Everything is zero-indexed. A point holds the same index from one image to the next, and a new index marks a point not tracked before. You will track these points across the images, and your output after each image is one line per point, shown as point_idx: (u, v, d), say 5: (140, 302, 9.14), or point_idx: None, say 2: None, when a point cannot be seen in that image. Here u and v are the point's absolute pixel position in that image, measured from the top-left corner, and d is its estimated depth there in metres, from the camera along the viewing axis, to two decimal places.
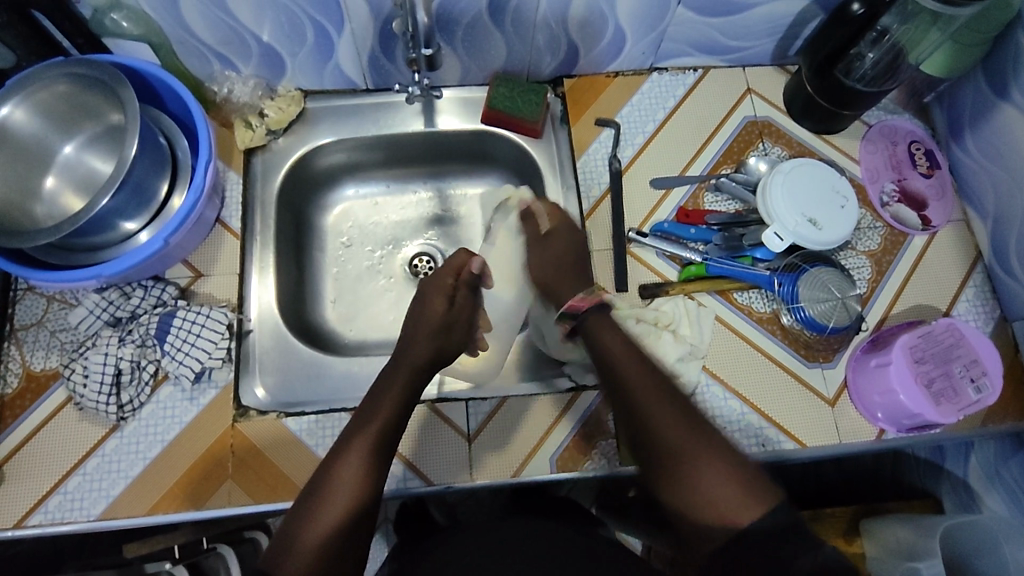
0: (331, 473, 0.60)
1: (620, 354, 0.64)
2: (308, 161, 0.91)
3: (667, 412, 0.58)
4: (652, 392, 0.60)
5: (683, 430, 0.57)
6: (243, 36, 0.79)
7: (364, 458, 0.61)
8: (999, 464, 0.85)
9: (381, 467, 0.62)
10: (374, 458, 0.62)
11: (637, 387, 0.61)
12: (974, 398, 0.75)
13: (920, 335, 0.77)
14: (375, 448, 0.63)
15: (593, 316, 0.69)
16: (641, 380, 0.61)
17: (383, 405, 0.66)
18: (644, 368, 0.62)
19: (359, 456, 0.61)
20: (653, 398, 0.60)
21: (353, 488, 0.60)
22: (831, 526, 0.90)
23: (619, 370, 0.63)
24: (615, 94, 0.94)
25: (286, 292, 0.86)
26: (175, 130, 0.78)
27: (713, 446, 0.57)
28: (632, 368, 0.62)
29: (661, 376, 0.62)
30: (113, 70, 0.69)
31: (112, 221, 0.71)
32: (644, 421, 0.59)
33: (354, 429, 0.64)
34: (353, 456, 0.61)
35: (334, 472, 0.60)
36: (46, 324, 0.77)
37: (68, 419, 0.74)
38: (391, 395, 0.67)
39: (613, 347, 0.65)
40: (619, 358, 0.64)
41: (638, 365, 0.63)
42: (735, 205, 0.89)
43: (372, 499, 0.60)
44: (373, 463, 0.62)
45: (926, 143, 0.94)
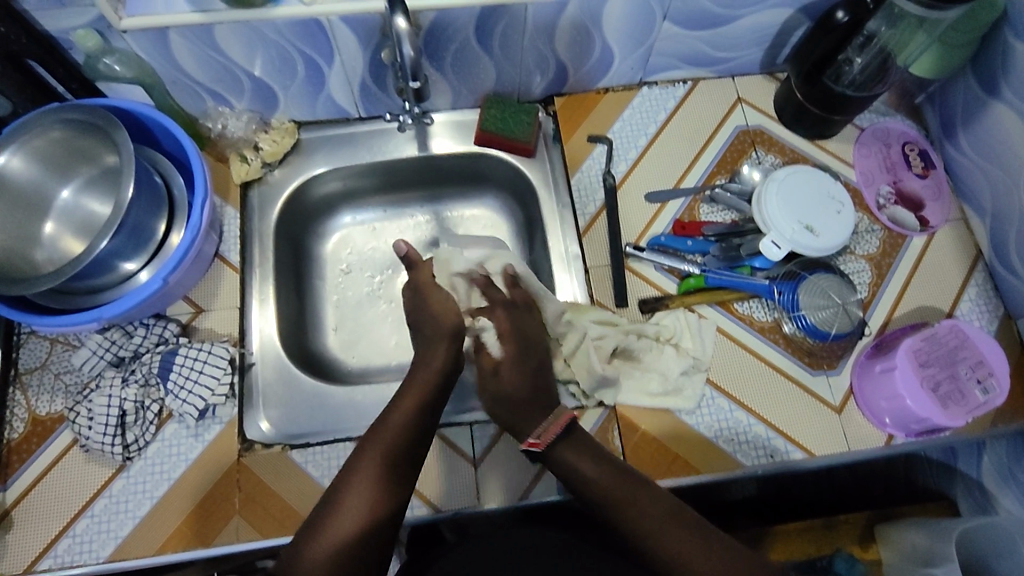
0: (339, 491, 0.63)
1: (594, 470, 0.67)
2: (304, 191, 0.91)
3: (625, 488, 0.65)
4: (637, 504, 0.64)
5: (671, 523, 0.62)
6: (235, 73, 0.80)
7: (370, 483, 0.63)
8: (1014, 466, 0.83)
9: (391, 478, 0.64)
10: (380, 483, 0.63)
11: (620, 501, 0.64)
12: (982, 399, 0.74)
13: (923, 338, 0.77)
14: (388, 455, 0.65)
15: (558, 447, 0.69)
16: (621, 496, 0.65)
17: (382, 433, 0.67)
18: (623, 479, 0.66)
19: (364, 483, 0.63)
20: (642, 500, 0.64)
21: (357, 514, 0.61)
22: (846, 534, 0.91)
23: (598, 488, 0.66)
24: (606, 110, 0.94)
25: (287, 323, 0.86)
26: (171, 169, 0.79)
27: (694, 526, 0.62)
28: (601, 473, 0.67)
29: (639, 481, 0.66)
30: (107, 114, 0.69)
31: (111, 262, 0.72)
32: (635, 524, 0.63)
33: (367, 437, 0.67)
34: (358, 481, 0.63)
35: (341, 491, 0.63)
36: (50, 367, 0.77)
37: (75, 461, 0.74)
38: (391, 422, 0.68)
39: (588, 472, 0.67)
40: (594, 477, 0.66)
41: (613, 473, 0.67)
42: (731, 215, 0.89)
43: (385, 509, 0.63)
44: (377, 488, 0.63)
45: (920, 144, 0.94)
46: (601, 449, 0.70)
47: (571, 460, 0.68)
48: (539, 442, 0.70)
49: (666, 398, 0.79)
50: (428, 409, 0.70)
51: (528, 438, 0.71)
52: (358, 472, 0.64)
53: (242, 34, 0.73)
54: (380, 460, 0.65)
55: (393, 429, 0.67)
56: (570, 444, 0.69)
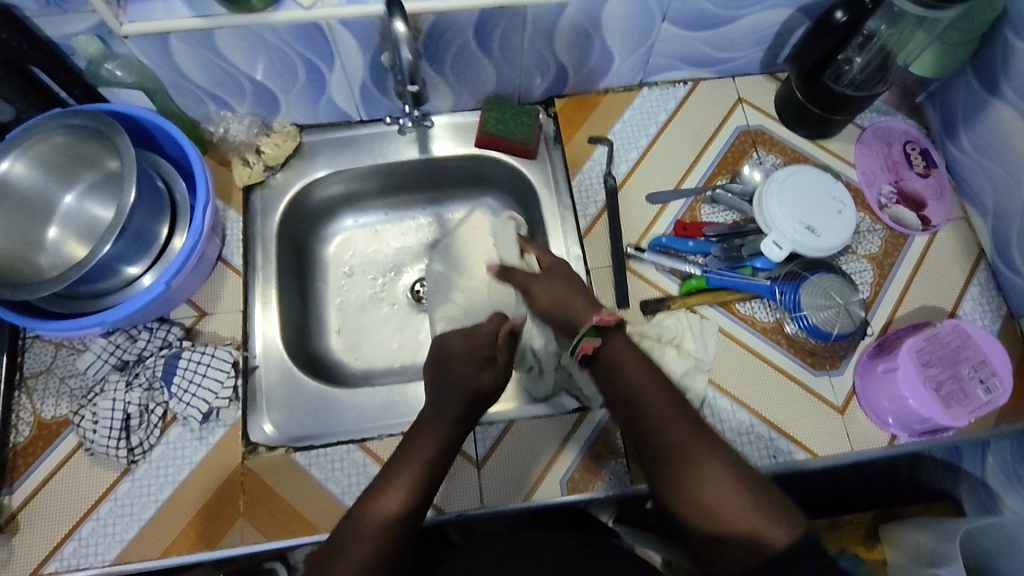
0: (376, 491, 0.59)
1: (646, 380, 0.63)
2: (306, 194, 0.92)
3: (679, 417, 0.60)
4: (679, 430, 0.59)
5: (708, 453, 0.57)
6: (235, 77, 0.80)
7: (411, 478, 0.60)
8: (1018, 465, 0.84)
9: (429, 486, 0.61)
10: (421, 479, 0.61)
11: (662, 415, 0.60)
12: (985, 399, 0.74)
13: (925, 338, 0.76)
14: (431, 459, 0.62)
15: (612, 341, 0.67)
16: (679, 427, 0.59)
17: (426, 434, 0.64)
18: (669, 397, 0.62)
19: (406, 479, 0.60)
20: (680, 426, 0.59)
21: (398, 508, 0.58)
22: (851, 535, 0.88)
23: (641, 402, 0.62)
24: (607, 111, 0.94)
25: (290, 325, 0.86)
26: (173, 174, 0.79)
27: (730, 459, 0.57)
28: (655, 395, 0.62)
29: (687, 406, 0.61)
30: (109, 119, 0.70)
31: (115, 267, 0.72)
32: (668, 441, 0.59)
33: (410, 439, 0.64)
34: (400, 474, 0.61)
35: (379, 490, 0.59)
36: (55, 371, 0.78)
37: (80, 465, 0.74)
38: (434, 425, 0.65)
39: (638, 385, 0.63)
40: (644, 391, 0.62)
41: (663, 392, 0.62)
42: (733, 215, 0.89)
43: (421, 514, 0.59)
44: (420, 482, 0.60)
45: (922, 143, 0.94)
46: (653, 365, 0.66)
47: (622, 364, 0.65)
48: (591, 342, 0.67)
49: None
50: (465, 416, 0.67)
51: (580, 342, 0.68)
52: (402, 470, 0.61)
53: (242, 39, 0.74)
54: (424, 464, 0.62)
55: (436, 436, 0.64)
56: (625, 343, 0.67)
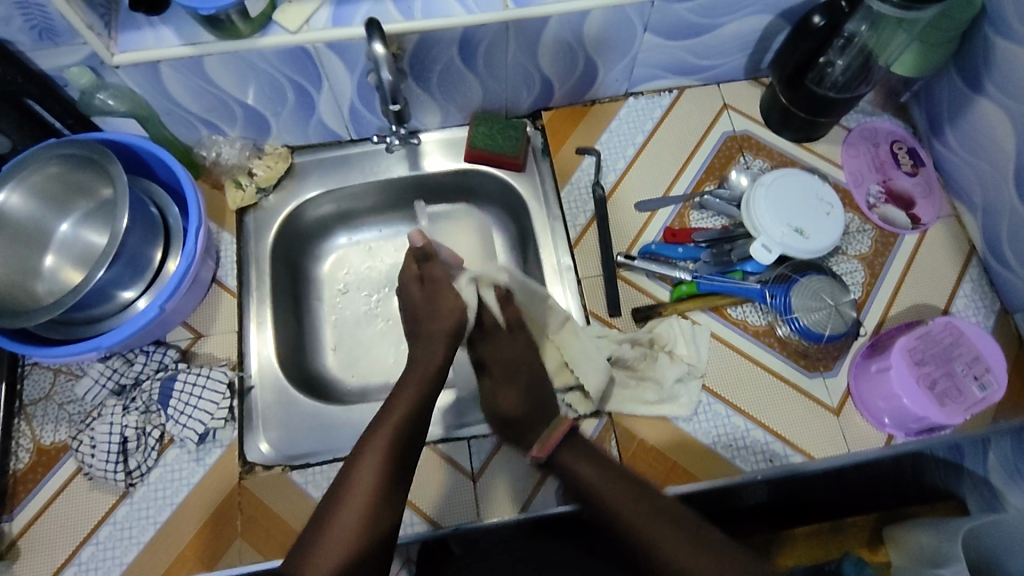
0: (339, 494, 0.63)
1: (599, 481, 0.66)
2: (298, 214, 0.93)
3: (640, 504, 0.64)
4: (648, 525, 0.62)
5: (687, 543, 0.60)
6: (226, 103, 0.82)
7: (370, 489, 0.63)
8: (1019, 459, 0.81)
9: (391, 477, 0.64)
10: (385, 476, 0.64)
11: (620, 506, 0.64)
12: (979, 395, 0.74)
13: (918, 336, 0.76)
14: (391, 449, 0.65)
15: (562, 454, 0.70)
16: (640, 515, 0.63)
17: (369, 450, 0.65)
18: (629, 493, 0.65)
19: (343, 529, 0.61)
20: (640, 514, 0.63)
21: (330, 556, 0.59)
22: (853, 537, 0.89)
23: (601, 497, 0.65)
24: (594, 122, 0.95)
25: (285, 343, 0.87)
26: (166, 199, 0.80)
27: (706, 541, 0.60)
28: (604, 481, 0.66)
29: (648, 498, 0.64)
30: (102, 148, 0.71)
31: (110, 292, 0.73)
32: (646, 541, 0.61)
33: (371, 427, 0.67)
34: (362, 477, 0.63)
35: (343, 491, 0.63)
36: (54, 397, 0.79)
37: (79, 489, 0.75)
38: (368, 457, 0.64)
39: (590, 476, 0.67)
40: (598, 485, 0.66)
41: (617, 482, 0.66)
42: (722, 220, 0.89)
43: (387, 508, 0.63)
44: (382, 478, 0.64)
45: (908, 142, 0.94)
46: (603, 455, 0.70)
47: (575, 465, 0.69)
48: (542, 450, 0.71)
49: (662, 405, 0.79)
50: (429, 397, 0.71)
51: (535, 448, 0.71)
52: (361, 464, 0.64)
53: (231, 64, 0.75)
54: (385, 455, 0.65)
55: (393, 424, 0.67)
56: (572, 449, 0.70)
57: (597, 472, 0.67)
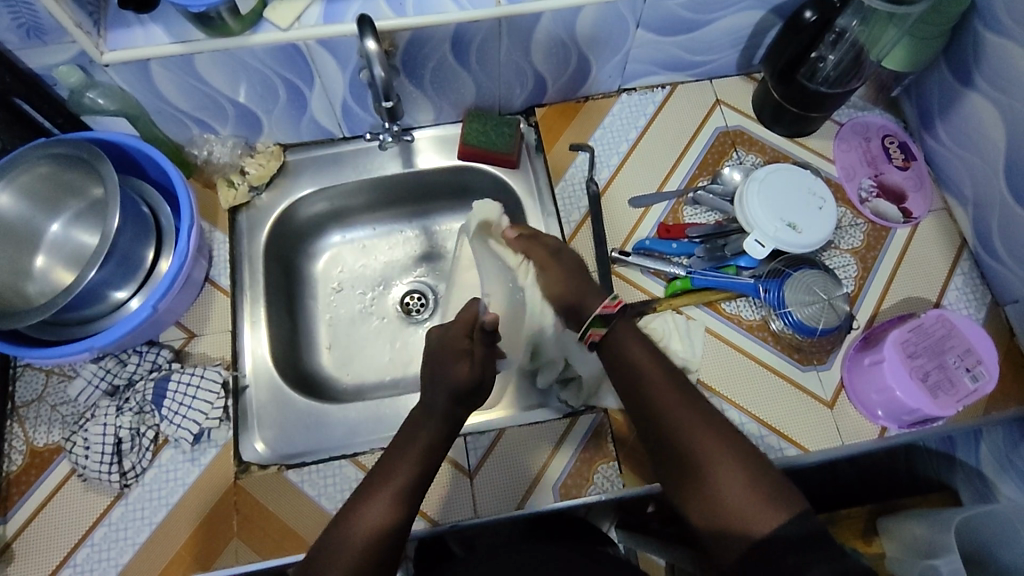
0: (351, 514, 0.59)
1: (647, 362, 0.63)
2: (291, 213, 0.92)
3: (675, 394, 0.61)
4: (678, 409, 0.59)
5: (719, 444, 0.56)
6: (218, 101, 0.81)
7: (382, 512, 0.58)
8: (1011, 452, 0.83)
9: (405, 510, 0.59)
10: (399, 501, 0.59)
11: (663, 397, 0.60)
12: (972, 387, 0.74)
13: (910, 329, 0.77)
14: (410, 476, 0.61)
15: (615, 327, 0.67)
16: (669, 397, 0.60)
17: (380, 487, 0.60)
18: (674, 387, 0.61)
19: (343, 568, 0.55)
20: (675, 403, 0.60)
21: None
22: (849, 529, 0.88)
23: (648, 384, 0.62)
24: (587, 118, 0.95)
25: (279, 342, 0.87)
26: (158, 199, 0.80)
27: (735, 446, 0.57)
28: (649, 365, 0.63)
29: (693, 400, 0.60)
30: (92, 147, 0.71)
31: (102, 292, 0.73)
32: (672, 431, 0.59)
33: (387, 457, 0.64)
34: (373, 502, 0.59)
35: (356, 510, 0.59)
36: (47, 399, 0.78)
37: (73, 491, 0.74)
38: (379, 495, 0.59)
39: (637, 356, 0.64)
40: (645, 368, 0.63)
41: (662, 372, 0.63)
42: (715, 216, 0.90)
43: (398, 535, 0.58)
44: (397, 506, 0.59)
45: (900, 137, 0.95)
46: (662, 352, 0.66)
47: (627, 345, 0.65)
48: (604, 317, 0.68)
49: None
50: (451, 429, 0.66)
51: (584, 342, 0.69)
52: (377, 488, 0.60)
53: (222, 63, 0.75)
54: (402, 481, 0.61)
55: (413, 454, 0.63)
56: (628, 326, 0.67)
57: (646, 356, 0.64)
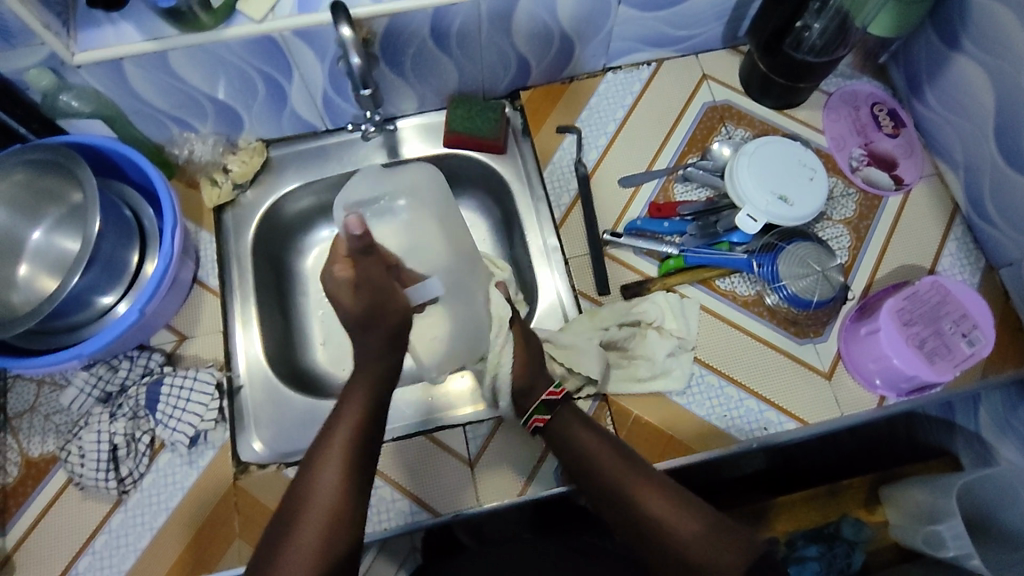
0: (305, 486, 0.61)
1: (593, 443, 0.68)
2: (278, 209, 0.91)
3: (625, 467, 0.65)
4: (630, 479, 0.64)
5: (676, 509, 0.61)
6: (196, 98, 0.80)
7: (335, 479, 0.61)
8: (1009, 414, 0.83)
9: (357, 475, 0.62)
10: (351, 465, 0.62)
11: (614, 472, 0.65)
12: (969, 351, 0.74)
13: (905, 297, 0.76)
14: (354, 439, 0.64)
15: (559, 416, 0.71)
16: (619, 470, 0.65)
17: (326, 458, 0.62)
18: (625, 462, 0.66)
19: (313, 530, 0.58)
20: (631, 477, 0.64)
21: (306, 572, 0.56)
22: (852, 499, 0.89)
23: (593, 458, 0.67)
24: (573, 99, 0.94)
25: (272, 341, 0.86)
26: (140, 201, 0.79)
27: (689, 501, 0.62)
28: (597, 443, 0.68)
29: (642, 467, 0.65)
30: (69, 151, 0.69)
31: (86, 298, 0.71)
32: (631, 508, 0.63)
33: (330, 423, 0.65)
34: (324, 471, 0.61)
35: (307, 481, 0.61)
36: (39, 409, 0.77)
37: (71, 500, 0.74)
38: (327, 465, 0.62)
39: (584, 438, 0.69)
40: (592, 449, 0.67)
41: (610, 448, 0.67)
42: (706, 192, 0.89)
43: (354, 500, 0.61)
44: (347, 471, 0.62)
45: (889, 104, 0.94)
46: (601, 427, 0.71)
47: (573, 430, 0.70)
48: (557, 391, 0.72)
49: (656, 381, 0.79)
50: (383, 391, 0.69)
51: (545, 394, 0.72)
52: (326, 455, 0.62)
53: (197, 58, 0.73)
54: (348, 444, 0.63)
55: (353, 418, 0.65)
56: (571, 410, 0.72)
57: (592, 437, 0.68)
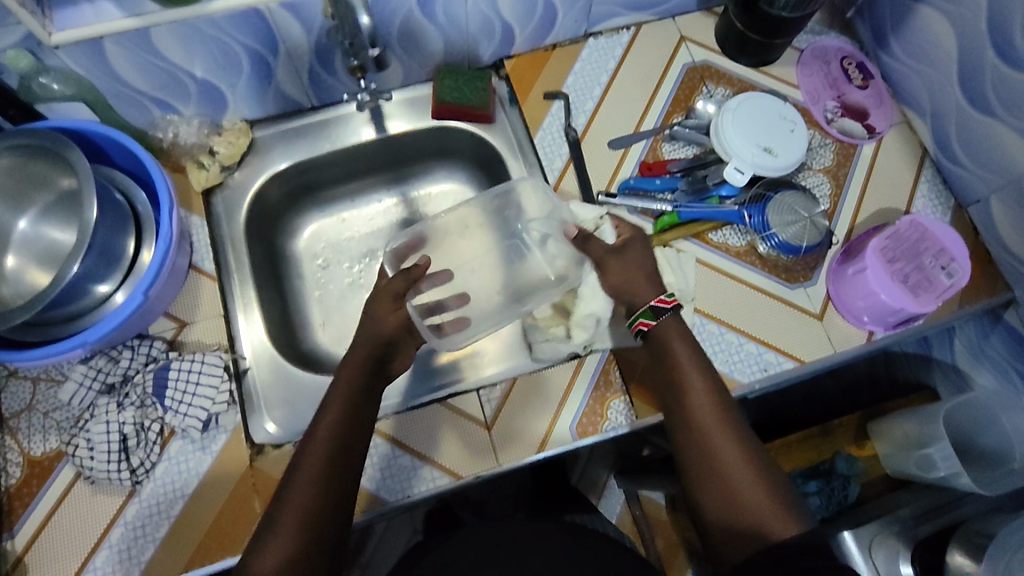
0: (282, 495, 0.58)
1: (684, 360, 0.66)
2: (267, 189, 0.89)
3: (709, 395, 0.64)
4: (708, 411, 0.62)
5: (737, 451, 0.60)
6: (178, 77, 0.77)
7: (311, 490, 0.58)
8: (983, 343, 0.89)
9: (340, 488, 0.59)
10: (331, 479, 0.59)
11: (696, 401, 0.63)
12: (948, 282, 0.79)
13: (888, 236, 0.81)
14: (331, 453, 0.60)
15: (664, 321, 0.68)
16: (699, 401, 0.63)
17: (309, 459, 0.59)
18: (710, 388, 0.64)
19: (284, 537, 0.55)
20: (706, 407, 0.63)
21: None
22: (843, 436, 0.92)
23: (682, 376, 0.65)
24: (557, 65, 0.94)
25: (273, 323, 0.85)
26: (131, 184, 0.76)
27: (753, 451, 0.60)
28: (686, 360, 0.66)
29: (723, 406, 0.63)
30: (56, 135, 0.67)
31: (84, 286, 0.69)
32: (694, 436, 0.62)
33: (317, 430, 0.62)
34: (303, 481, 0.58)
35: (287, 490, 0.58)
36: (38, 407, 0.74)
37: (81, 495, 0.72)
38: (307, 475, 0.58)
39: (680, 354, 0.67)
40: (684, 366, 0.66)
41: (699, 371, 0.65)
42: (692, 149, 0.91)
43: (332, 513, 0.58)
44: (328, 486, 0.58)
45: (857, 57, 0.98)
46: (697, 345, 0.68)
47: (672, 342, 0.68)
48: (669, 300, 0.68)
49: None
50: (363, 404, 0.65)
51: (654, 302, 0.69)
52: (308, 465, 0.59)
53: (180, 34, 0.71)
54: (326, 455, 0.60)
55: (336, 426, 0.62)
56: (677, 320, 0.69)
57: (686, 355, 0.66)
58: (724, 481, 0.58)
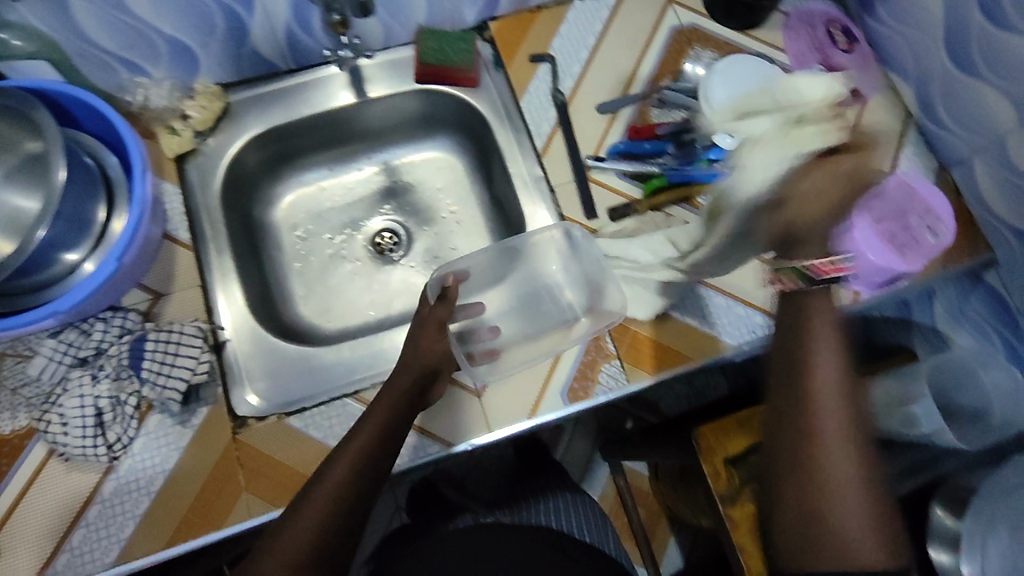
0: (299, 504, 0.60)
1: (827, 347, 0.63)
2: (243, 156, 0.86)
3: (847, 404, 0.61)
4: (838, 423, 0.60)
5: (853, 477, 0.59)
6: (146, 35, 0.73)
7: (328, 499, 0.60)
8: (963, 304, 0.90)
9: (352, 501, 0.61)
10: (344, 493, 0.61)
11: (830, 408, 0.61)
12: (933, 242, 0.81)
13: (877, 197, 0.82)
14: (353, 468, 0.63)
15: (812, 295, 0.66)
16: (832, 411, 0.60)
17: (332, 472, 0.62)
18: (849, 389, 0.61)
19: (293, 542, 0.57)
20: (842, 419, 0.60)
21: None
22: None
23: (816, 373, 0.62)
24: (543, 27, 0.92)
25: (253, 293, 0.82)
26: (101, 148, 0.73)
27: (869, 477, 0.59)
28: (835, 353, 0.63)
29: (857, 420, 0.61)
30: (25, 96, 0.66)
31: (52, 255, 0.66)
32: (807, 451, 0.60)
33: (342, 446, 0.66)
34: (320, 491, 0.61)
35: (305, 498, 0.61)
36: (4, 383, 0.71)
37: (56, 473, 0.69)
38: (328, 485, 0.61)
39: (830, 341, 0.64)
40: (824, 360, 0.63)
41: (841, 369, 0.62)
42: (682, 113, 0.89)
43: (340, 526, 0.59)
44: (343, 498, 0.61)
45: (841, 21, 0.95)
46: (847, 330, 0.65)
47: (815, 319, 0.65)
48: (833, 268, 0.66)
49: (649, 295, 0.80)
50: (393, 433, 0.67)
51: (810, 265, 0.67)
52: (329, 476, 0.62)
53: None
54: (347, 470, 0.63)
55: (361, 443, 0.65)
56: (826, 298, 0.66)
57: (834, 344, 0.63)
58: (825, 508, 0.58)
